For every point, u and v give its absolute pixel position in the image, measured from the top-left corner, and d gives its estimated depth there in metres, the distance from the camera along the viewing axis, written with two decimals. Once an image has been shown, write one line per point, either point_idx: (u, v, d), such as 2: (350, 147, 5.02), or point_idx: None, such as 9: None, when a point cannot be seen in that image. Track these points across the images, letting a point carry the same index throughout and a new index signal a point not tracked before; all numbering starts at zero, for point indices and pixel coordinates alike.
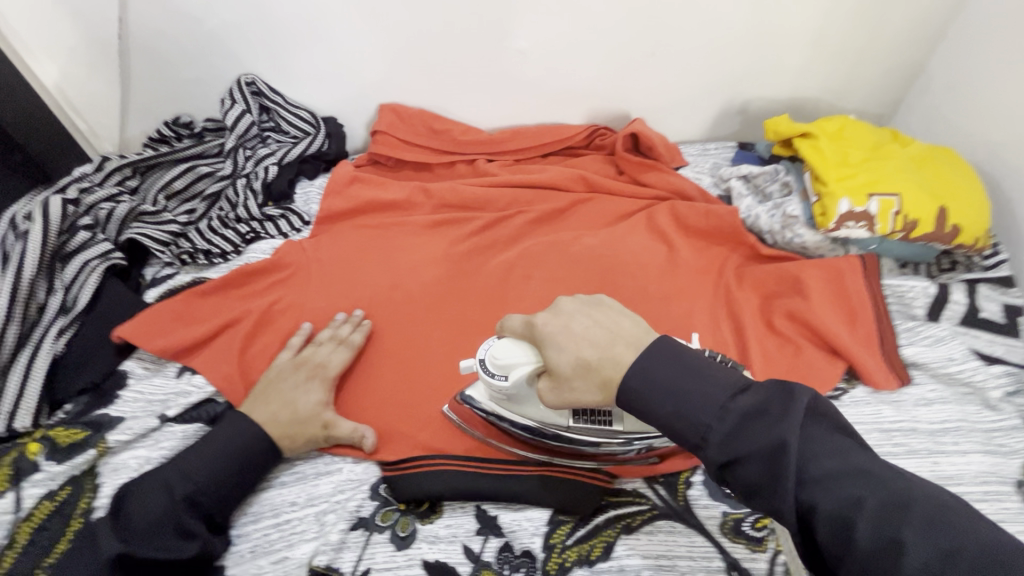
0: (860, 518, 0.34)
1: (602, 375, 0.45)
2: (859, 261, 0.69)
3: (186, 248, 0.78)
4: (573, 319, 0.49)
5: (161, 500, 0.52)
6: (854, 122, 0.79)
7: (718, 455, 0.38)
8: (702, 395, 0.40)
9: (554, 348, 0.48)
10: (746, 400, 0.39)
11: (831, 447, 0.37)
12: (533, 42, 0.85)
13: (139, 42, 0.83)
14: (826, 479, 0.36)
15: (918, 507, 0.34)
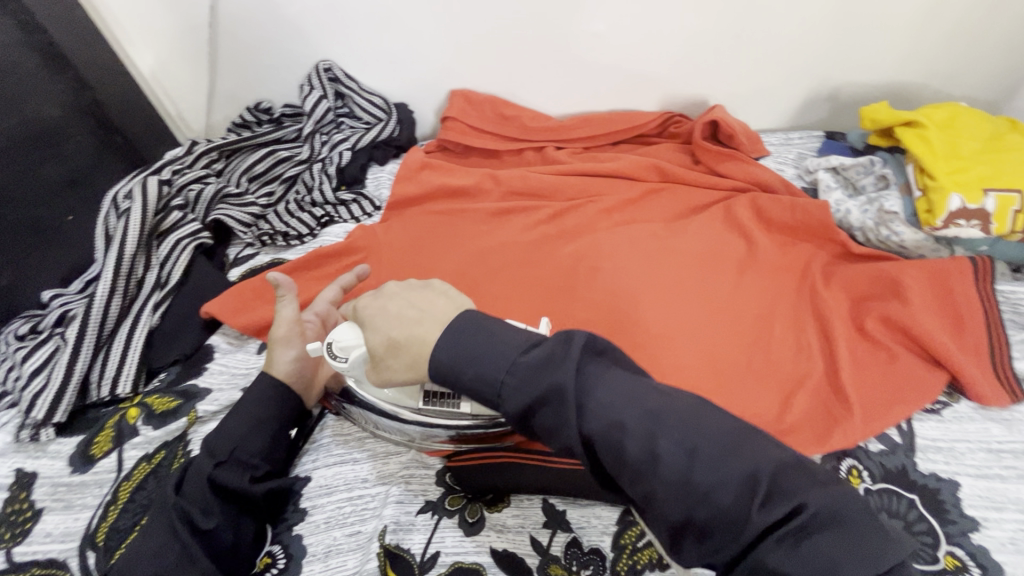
0: (628, 437, 0.36)
1: (410, 354, 0.45)
2: (970, 264, 0.62)
3: (266, 230, 0.82)
4: (389, 302, 0.49)
5: (201, 461, 0.53)
6: (968, 110, 0.72)
7: (517, 408, 0.38)
8: (500, 353, 0.40)
9: (372, 329, 0.48)
10: (538, 352, 0.39)
11: (608, 380, 0.38)
12: (611, 25, 0.82)
13: (227, 29, 0.87)
14: (599, 413, 0.37)
15: (700, 423, 0.36)
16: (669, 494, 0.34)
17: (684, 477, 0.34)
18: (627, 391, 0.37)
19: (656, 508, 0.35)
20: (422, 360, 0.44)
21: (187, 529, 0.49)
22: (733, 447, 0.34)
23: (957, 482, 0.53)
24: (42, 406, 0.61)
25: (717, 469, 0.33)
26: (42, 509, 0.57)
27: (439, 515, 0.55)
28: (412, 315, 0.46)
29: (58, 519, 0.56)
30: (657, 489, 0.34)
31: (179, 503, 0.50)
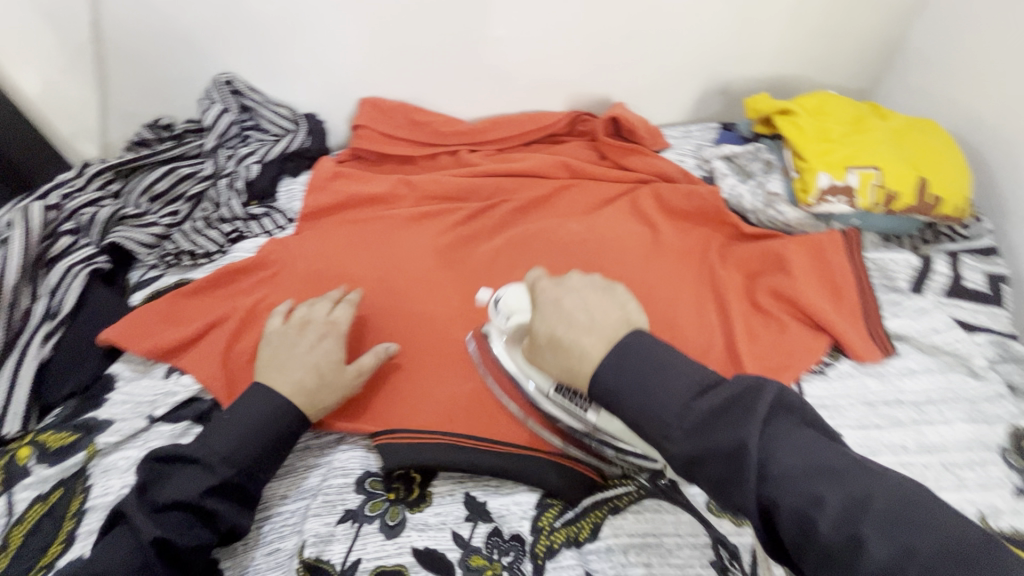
0: (824, 511, 0.35)
1: (569, 358, 0.47)
2: (841, 236, 0.69)
3: (171, 249, 0.79)
4: (586, 294, 0.51)
5: (190, 487, 0.50)
6: (834, 97, 0.79)
7: (684, 453, 0.39)
8: (667, 392, 0.40)
9: (541, 322, 0.51)
10: (712, 399, 0.39)
11: (788, 440, 0.38)
12: (510, 29, 0.84)
13: (115, 45, 0.83)
14: (786, 478, 0.37)
15: (841, 475, 0.37)
16: (830, 563, 0.34)
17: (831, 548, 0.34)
18: (801, 445, 0.38)
19: (806, 555, 0.35)
20: (579, 366, 0.45)
21: (161, 560, 0.48)
22: (866, 504, 0.35)
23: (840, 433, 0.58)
24: None
25: (893, 544, 0.33)
26: None
27: (360, 522, 0.54)
28: (606, 318, 0.47)
29: None
30: (845, 570, 0.34)
31: (159, 530, 0.48)
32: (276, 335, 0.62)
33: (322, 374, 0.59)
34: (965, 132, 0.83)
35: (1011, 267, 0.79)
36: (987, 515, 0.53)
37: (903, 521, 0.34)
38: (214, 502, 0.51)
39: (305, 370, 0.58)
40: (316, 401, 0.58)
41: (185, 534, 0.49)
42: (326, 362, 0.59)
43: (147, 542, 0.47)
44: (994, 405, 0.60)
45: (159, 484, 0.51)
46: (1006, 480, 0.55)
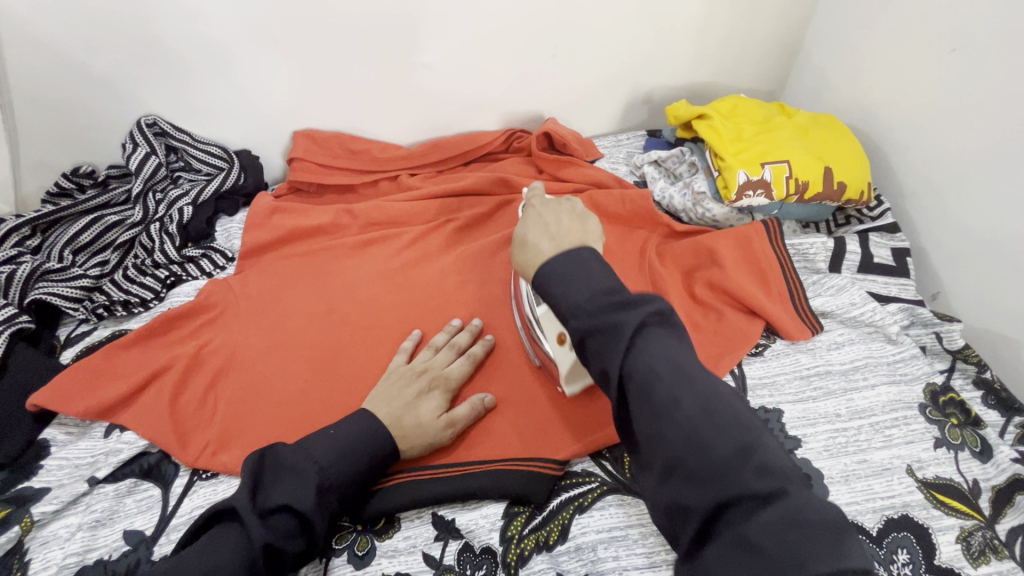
0: (672, 402, 0.41)
1: (527, 255, 0.55)
2: (763, 226, 0.73)
3: (102, 302, 0.75)
4: (560, 216, 0.58)
5: (301, 493, 0.48)
6: (745, 100, 0.86)
7: (579, 327, 0.45)
8: (586, 285, 0.47)
9: (518, 227, 0.58)
10: (634, 315, 0.44)
11: (658, 339, 0.44)
12: (438, 55, 0.87)
13: (25, 94, 0.79)
14: (654, 373, 0.42)
15: (712, 406, 0.41)
16: (663, 436, 0.41)
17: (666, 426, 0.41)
18: (669, 356, 0.43)
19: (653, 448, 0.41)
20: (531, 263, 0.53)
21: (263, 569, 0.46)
22: (711, 408, 0.41)
23: (780, 409, 0.62)
24: None
25: (715, 436, 0.40)
26: None
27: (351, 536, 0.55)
28: (568, 234, 0.55)
29: None
30: (674, 446, 0.40)
31: (269, 534, 0.46)
32: (395, 374, 0.63)
33: (419, 414, 0.59)
34: (862, 124, 0.91)
35: (913, 240, 0.87)
36: (913, 467, 0.57)
37: (733, 424, 0.40)
38: (320, 515, 0.49)
39: (407, 411, 0.59)
40: (403, 439, 0.57)
41: (286, 544, 0.47)
42: (427, 412, 0.59)
43: (256, 547, 0.45)
44: (910, 365, 0.66)
45: (269, 487, 0.49)
46: (926, 432, 0.60)
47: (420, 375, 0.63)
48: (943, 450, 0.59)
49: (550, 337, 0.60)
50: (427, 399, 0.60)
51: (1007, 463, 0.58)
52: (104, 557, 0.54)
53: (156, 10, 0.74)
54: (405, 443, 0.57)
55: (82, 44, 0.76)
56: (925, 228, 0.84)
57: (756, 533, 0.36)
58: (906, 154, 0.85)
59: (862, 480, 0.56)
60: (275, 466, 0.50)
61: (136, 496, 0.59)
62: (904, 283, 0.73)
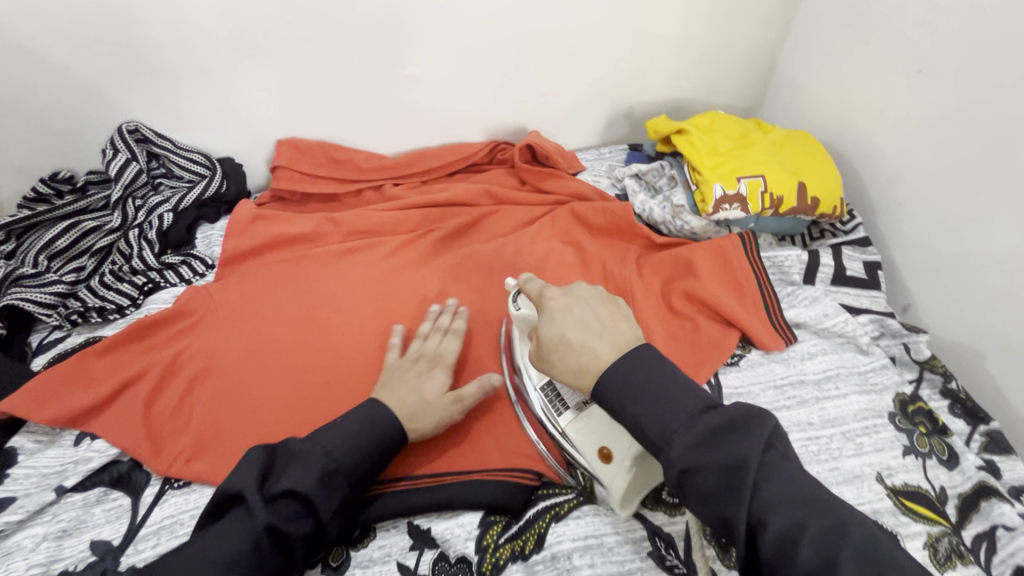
0: (804, 538, 0.38)
1: (578, 361, 0.50)
2: (739, 238, 0.75)
3: (76, 308, 0.74)
4: (574, 303, 0.56)
5: (308, 478, 0.49)
6: (723, 117, 0.88)
7: (682, 463, 0.42)
8: (674, 408, 0.44)
9: (547, 321, 0.55)
10: (746, 443, 0.41)
11: (784, 472, 0.41)
12: (424, 68, 0.88)
13: (3, 97, 0.79)
14: (775, 502, 0.39)
15: (851, 542, 0.37)
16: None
17: (793, 550, 0.38)
18: (797, 486, 0.40)
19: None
20: (590, 368, 0.49)
21: (270, 550, 0.46)
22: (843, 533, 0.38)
23: None
24: None
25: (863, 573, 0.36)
26: None
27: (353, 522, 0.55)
28: (614, 331, 0.52)
29: None
30: None
31: (272, 516, 0.47)
32: (395, 366, 0.64)
33: (425, 393, 0.60)
34: (835, 141, 0.94)
35: (884, 254, 0.89)
36: (883, 474, 0.59)
37: (872, 553, 0.37)
38: (326, 498, 0.49)
39: (413, 394, 0.59)
40: (411, 420, 0.57)
41: (291, 528, 0.47)
42: (431, 390, 0.60)
43: (262, 530, 0.46)
44: (879, 376, 0.67)
45: (275, 474, 0.49)
46: (896, 441, 0.61)
47: (417, 361, 0.64)
48: (912, 458, 0.60)
49: (592, 454, 0.57)
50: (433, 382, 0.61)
51: (973, 470, 0.60)
52: (69, 568, 0.53)
53: (142, 18, 0.75)
54: (414, 425, 0.58)
55: (66, 48, 0.76)
56: (896, 242, 0.87)
57: None
58: (877, 171, 0.88)
59: (833, 487, 0.57)
60: (280, 456, 0.51)
61: (104, 505, 0.58)
62: (874, 296, 0.75)
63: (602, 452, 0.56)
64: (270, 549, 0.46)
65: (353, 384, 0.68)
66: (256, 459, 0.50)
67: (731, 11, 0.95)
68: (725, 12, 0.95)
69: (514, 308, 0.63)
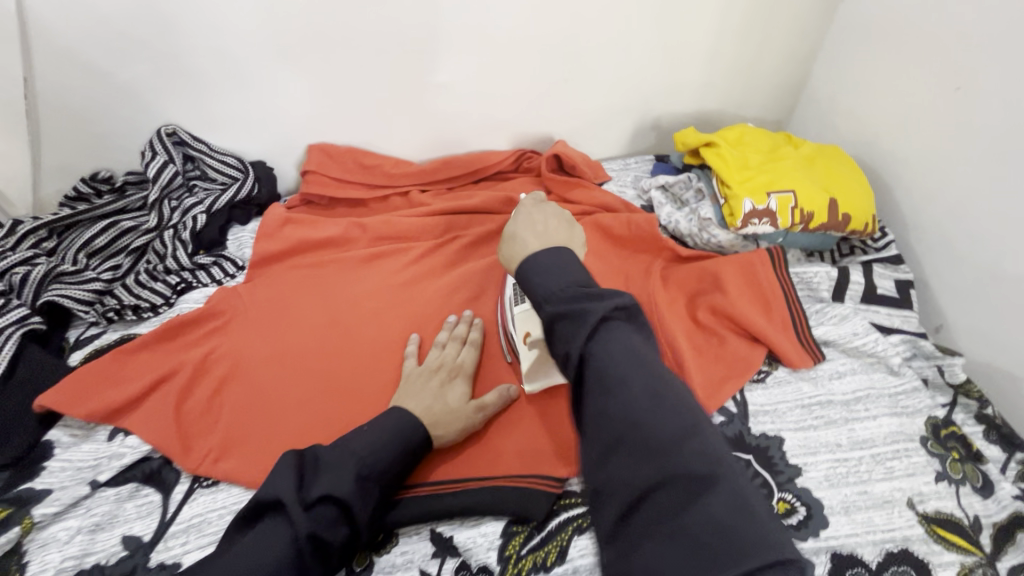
0: (624, 388, 0.43)
1: (512, 249, 0.61)
2: (767, 253, 0.74)
3: (113, 305, 0.76)
4: (539, 215, 0.66)
5: (343, 484, 0.49)
6: (753, 130, 0.87)
7: (553, 310, 0.49)
8: (568, 279, 0.52)
9: (513, 224, 0.65)
10: (601, 306, 0.47)
11: (623, 335, 0.46)
12: (453, 76, 0.89)
13: (49, 99, 0.82)
14: (612, 361, 0.44)
15: (671, 407, 0.42)
16: (613, 428, 0.42)
17: (608, 401, 0.43)
18: (629, 350, 0.45)
19: (602, 427, 0.43)
20: (517, 254, 0.60)
21: (311, 558, 0.47)
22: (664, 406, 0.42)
23: (781, 436, 0.62)
24: None
25: (668, 429, 0.41)
26: None
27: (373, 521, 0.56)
28: (551, 235, 0.62)
29: None
30: (623, 440, 0.41)
31: (314, 524, 0.47)
32: (413, 375, 0.65)
33: (449, 400, 0.62)
34: (866, 156, 0.93)
35: (916, 272, 0.87)
36: (914, 500, 0.57)
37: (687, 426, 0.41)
38: (362, 503, 0.50)
39: (436, 400, 0.61)
40: (437, 425, 0.59)
41: (330, 535, 0.48)
42: (455, 398, 0.62)
43: (304, 541, 0.46)
44: (911, 399, 0.66)
45: (310, 481, 0.49)
46: (927, 466, 0.60)
47: (436, 370, 0.65)
48: (944, 484, 0.59)
49: (517, 334, 0.65)
50: (454, 391, 0.63)
51: (1008, 500, 0.59)
52: (102, 562, 0.54)
53: (180, 24, 0.77)
54: (439, 430, 0.59)
55: (110, 53, 0.78)
56: (929, 260, 0.85)
57: (693, 520, 0.36)
58: (910, 188, 0.86)
59: (861, 511, 0.56)
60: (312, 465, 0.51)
61: (136, 501, 0.59)
62: (906, 315, 0.74)
63: (523, 334, 0.65)
64: (307, 554, 0.46)
65: (375, 386, 0.69)
66: (297, 463, 0.50)
67: (763, 23, 0.94)
68: (756, 23, 0.94)
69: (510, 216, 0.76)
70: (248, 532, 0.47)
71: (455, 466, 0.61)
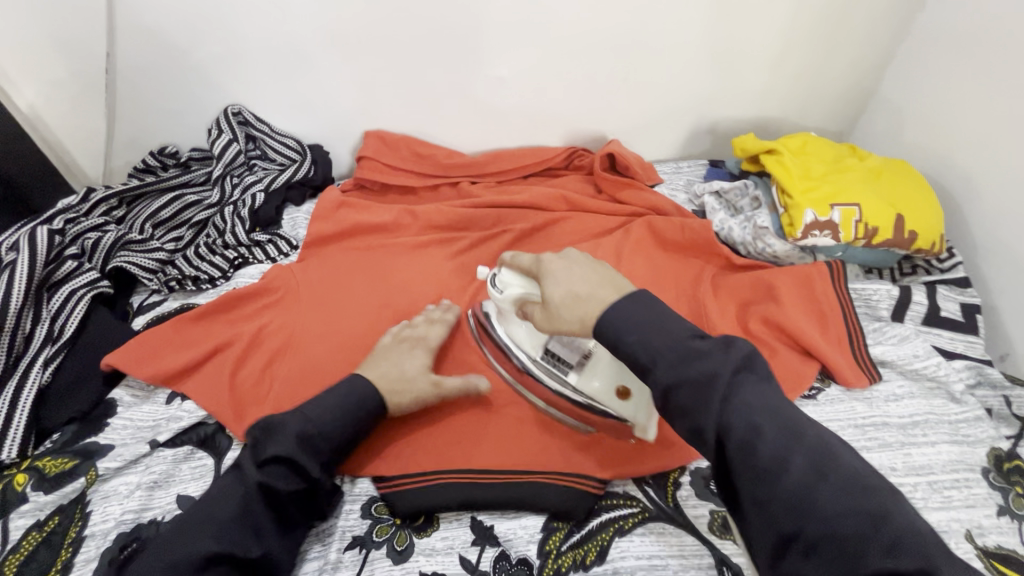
0: (762, 440, 0.41)
1: (585, 309, 0.50)
2: (826, 267, 0.72)
3: (174, 275, 0.79)
4: (563, 258, 0.57)
5: (285, 443, 0.53)
6: (816, 139, 0.85)
7: (667, 379, 0.44)
8: (663, 334, 0.46)
9: (550, 281, 0.54)
10: (720, 362, 0.44)
11: (755, 391, 0.43)
12: (512, 70, 0.89)
13: (127, 72, 0.85)
14: (746, 413, 0.42)
15: (832, 470, 0.39)
16: (759, 483, 0.40)
17: (750, 449, 0.41)
18: (769, 405, 0.42)
19: (763, 506, 0.39)
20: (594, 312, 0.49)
21: (263, 509, 0.51)
22: (821, 454, 0.40)
23: None
24: None
25: (812, 468, 0.39)
26: None
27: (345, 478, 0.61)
28: (610, 276, 0.53)
29: None
30: (773, 502, 0.39)
31: (263, 476, 0.52)
32: (378, 348, 0.67)
33: (405, 369, 0.63)
34: (935, 173, 0.89)
35: (982, 297, 0.84)
36: (973, 533, 0.55)
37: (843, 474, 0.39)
38: (311, 458, 0.54)
39: (394, 368, 0.63)
40: (392, 393, 0.61)
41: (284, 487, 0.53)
42: (412, 369, 0.64)
43: (251, 491, 0.51)
44: (973, 428, 0.63)
45: (262, 444, 0.54)
46: (989, 499, 0.58)
47: (400, 343, 0.67)
48: (1006, 519, 0.56)
49: (610, 392, 0.59)
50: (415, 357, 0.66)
51: None
52: (158, 518, 0.56)
53: (252, 7, 0.79)
54: (394, 397, 0.61)
55: (185, 33, 0.81)
56: (998, 286, 0.81)
57: None
58: (982, 209, 0.82)
59: None
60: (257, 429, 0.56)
61: (191, 463, 0.62)
62: (971, 341, 0.71)
63: (619, 389, 0.59)
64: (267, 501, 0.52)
65: None
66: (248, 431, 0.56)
67: (834, 30, 0.91)
68: (827, 30, 0.91)
69: (497, 290, 0.63)
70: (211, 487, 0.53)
71: (494, 459, 0.61)
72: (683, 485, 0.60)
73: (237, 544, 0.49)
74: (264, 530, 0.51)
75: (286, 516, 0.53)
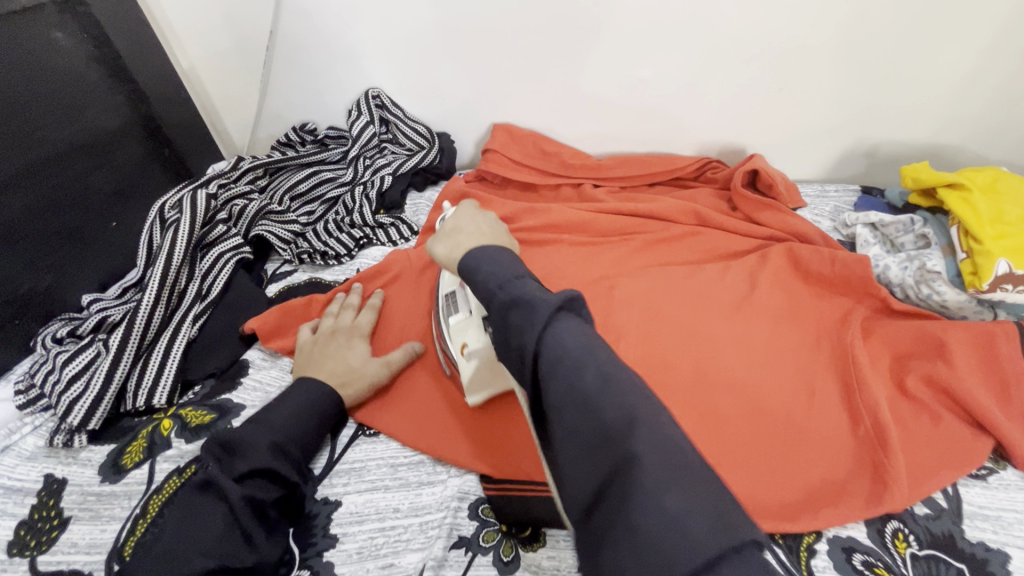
0: (581, 369, 0.36)
1: (454, 243, 0.55)
2: (1016, 329, 0.61)
3: (306, 248, 0.83)
4: (478, 218, 0.61)
5: (262, 455, 0.53)
6: (1011, 176, 0.72)
7: (505, 299, 0.41)
8: (500, 269, 0.45)
9: (449, 222, 0.61)
10: (552, 295, 0.40)
11: (575, 328, 0.39)
12: (657, 71, 0.84)
13: (283, 50, 0.90)
14: (563, 345, 0.37)
15: (625, 396, 0.35)
16: (568, 406, 0.36)
17: (557, 364, 0.37)
18: (582, 336, 0.38)
19: (568, 432, 0.35)
20: (465, 246, 0.53)
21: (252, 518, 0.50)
22: (625, 393, 0.35)
23: (1007, 553, 0.52)
24: (79, 411, 0.61)
25: (616, 395, 0.35)
26: (69, 518, 0.55)
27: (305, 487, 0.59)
28: (497, 236, 0.58)
29: (84, 528, 0.54)
30: (568, 420, 0.35)
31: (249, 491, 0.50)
32: (310, 346, 0.67)
33: (349, 361, 0.65)
34: None
35: None
36: None
37: (629, 408, 0.35)
38: (282, 462, 0.54)
39: (339, 362, 0.65)
40: (345, 385, 0.63)
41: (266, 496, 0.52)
42: (355, 359, 0.66)
43: (239, 506, 0.49)
44: None
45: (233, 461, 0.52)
46: None
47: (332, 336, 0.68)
48: None
49: (455, 347, 0.62)
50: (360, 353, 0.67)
51: None
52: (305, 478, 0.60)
53: None
54: (348, 390, 0.63)
55: (340, 16, 0.84)
56: None
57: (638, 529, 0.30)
58: None
59: None
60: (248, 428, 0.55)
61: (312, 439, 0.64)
62: None
63: (461, 345, 0.62)
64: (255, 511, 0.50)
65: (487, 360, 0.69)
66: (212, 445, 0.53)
67: None
68: None
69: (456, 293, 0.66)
70: (179, 513, 0.49)
71: None
72: (820, 553, 0.53)
73: (233, 557, 0.47)
74: (256, 538, 0.49)
75: (269, 523, 0.52)
